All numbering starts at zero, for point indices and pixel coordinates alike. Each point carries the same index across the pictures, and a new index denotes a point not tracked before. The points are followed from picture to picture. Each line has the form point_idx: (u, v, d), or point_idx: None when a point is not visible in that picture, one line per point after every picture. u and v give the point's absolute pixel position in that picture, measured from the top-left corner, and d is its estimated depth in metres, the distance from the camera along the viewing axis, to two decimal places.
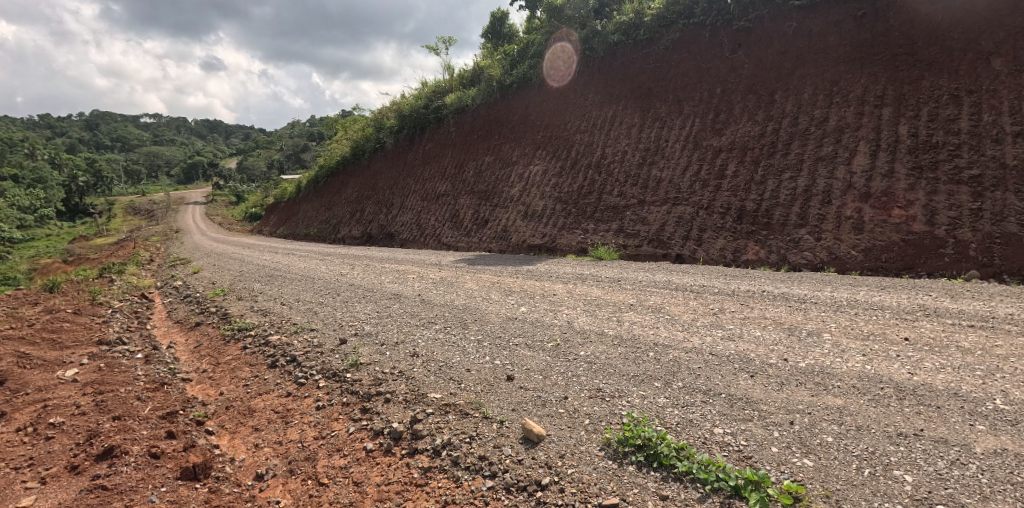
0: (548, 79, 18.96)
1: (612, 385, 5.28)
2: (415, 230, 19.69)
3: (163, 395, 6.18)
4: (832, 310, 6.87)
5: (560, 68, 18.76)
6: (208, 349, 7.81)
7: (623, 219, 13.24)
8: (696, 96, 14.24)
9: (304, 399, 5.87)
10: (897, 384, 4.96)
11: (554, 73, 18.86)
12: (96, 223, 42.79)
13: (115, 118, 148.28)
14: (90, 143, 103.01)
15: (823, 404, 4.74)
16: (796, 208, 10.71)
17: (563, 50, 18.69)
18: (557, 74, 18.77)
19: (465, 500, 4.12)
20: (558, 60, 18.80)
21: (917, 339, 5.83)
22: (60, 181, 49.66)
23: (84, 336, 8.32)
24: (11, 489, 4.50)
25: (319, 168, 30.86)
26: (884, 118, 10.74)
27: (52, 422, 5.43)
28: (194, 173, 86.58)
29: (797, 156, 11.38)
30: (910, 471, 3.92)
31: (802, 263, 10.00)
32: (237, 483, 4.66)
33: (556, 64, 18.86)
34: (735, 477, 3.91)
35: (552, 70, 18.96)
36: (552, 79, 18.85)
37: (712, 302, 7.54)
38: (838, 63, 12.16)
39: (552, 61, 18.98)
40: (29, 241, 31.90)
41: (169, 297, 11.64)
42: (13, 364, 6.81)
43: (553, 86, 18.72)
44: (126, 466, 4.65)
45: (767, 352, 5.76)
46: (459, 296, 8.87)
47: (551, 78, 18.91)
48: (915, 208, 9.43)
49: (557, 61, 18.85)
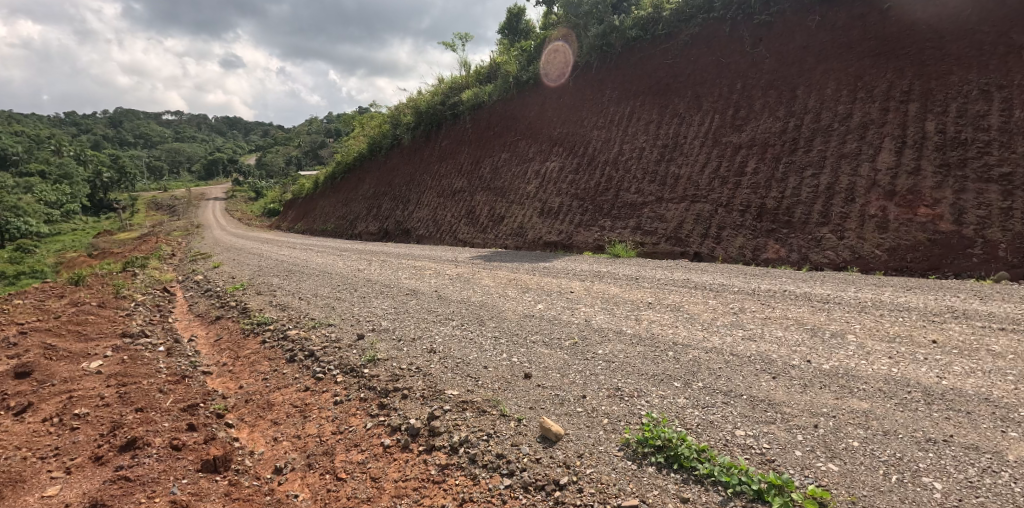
0: (546, 79, 19.53)
1: (631, 385, 5.22)
2: (431, 227, 19.74)
3: (184, 387, 6.26)
4: (857, 310, 6.72)
5: (559, 67, 19.19)
6: (227, 343, 7.91)
7: (641, 216, 13.11)
8: (715, 92, 14.03)
9: (322, 394, 5.90)
10: (925, 388, 4.81)
11: (552, 72, 19.40)
12: (119, 218, 43.78)
13: (139, 115, 151.73)
14: (114, 140, 105.28)
15: (848, 407, 4.63)
16: (818, 206, 10.48)
17: (563, 51, 19.08)
18: (555, 73, 19.29)
19: (482, 499, 4.08)
20: (556, 59, 19.20)
21: (946, 342, 5.66)
22: (85, 176, 50.91)
23: (109, 328, 8.49)
24: (37, 478, 4.59)
25: (337, 164, 31.15)
26: (910, 114, 10.45)
27: (77, 412, 5.53)
28: (214, 169, 87.94)
29: (820, 153, 11.13)
30: (939, 478, 3.81)
31: (823, 263, 9.79)
32: (257, 476, 4.71)
33: (555, 63, 19.32)
34: (758, 480, 3.83)
35: (550, 69, 19.49)
36: (550, 78, 19.38)
37: (733, 301, 7.41)
38: (862, 58, 11.87)
39: (551, 60, 19.49)
40: (56, 236, 32.90)
41: (190, 291, 11.84)
42: (40, 355, 6.98)
43: (552, 85, 19.23)
44: (148, 458, 4.70)
45: (790, 353, 5.65)
46: (476, 292, 8.85)
47: (549, 77, 19.47)
48: (942, 207, 9.18)
49: (555, 60, 19.31)
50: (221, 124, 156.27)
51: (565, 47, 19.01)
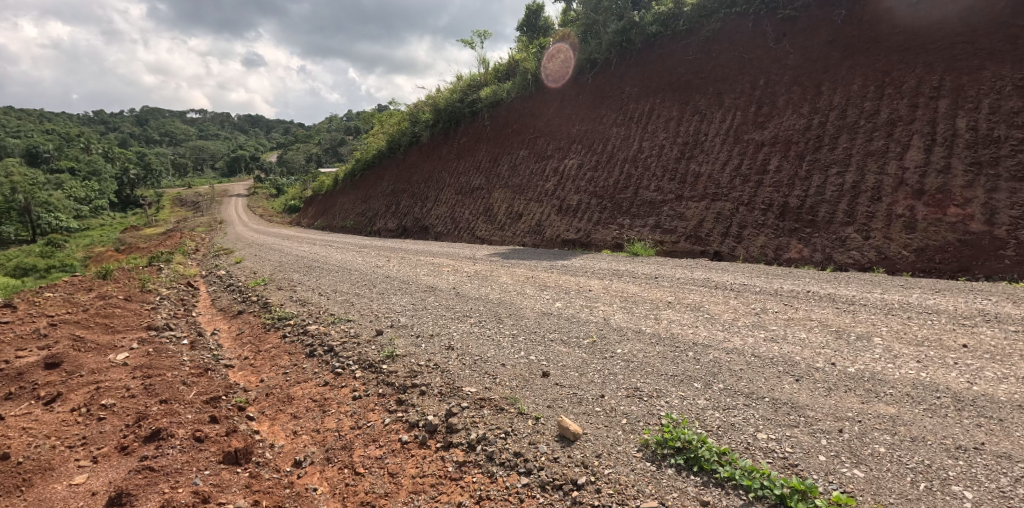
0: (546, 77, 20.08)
1: (651, 385, 5.16)
2: (449, 224, 19.82)
3: (207, 380, 6.36)
4: (883, 313, 6.55)
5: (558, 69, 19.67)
6: (249, 337, 8.05)
7: (660, 215, 12.97)
8: (737, 88, 13.78)
9: (341, 389, 5.95)
10: (955, 394, 4.66)
11: (552, 73, 19.88)
12: (145, 214, 44.92)
13: (165, 114, 155.23)
14: (140, 137, 107.80)
15: (875, 412, 4.51)
16: (843, 205, 10.24)
17: (563, 50, 19.64)
18: (555, 74, 19.73)
19: (500, 497, 4.07)
20: (558, 59, 19.63)
21: (977, 346, 5.48)
22: (113, 173, 52.20)
23: (135, 321, 8.68)
24: (66, 467, 4.71)
25: (357, 161, 31.43)
26: (940, 111, 10.16)
27: (104, 403, 5.66)
28: (236, 166, 89.39)
29: (845, 150, 10.87)
30: (970, 486, 3.69)
31: (848, 263, 9.58)
32: (277, 469, 4.77)
33: (556, 63, 19.77)
34: (780, 485, 3.76)
35: (552, 69, 19.97)
36: (550, 77, 19.90)
37: (754, 301, 7.29)
38: (889, 53, 11.53)
39: (552, 62, 19.99)
40: (85, 231, 33.85)
41: (213, 286, 12.03)
42: (69, 347, 7.16)
43: (551, 85, 19.82)
44: (172, 449, 4.78)
45: (814, 355, 5.52)
46: (494, 290, 8.86)
47: (548, 76, 20.00)
48: (973, 206, 8.92)
49: (555, 61, 19.82)
50: (243, 122, 158.75)
51: (569, 49, 19.35)
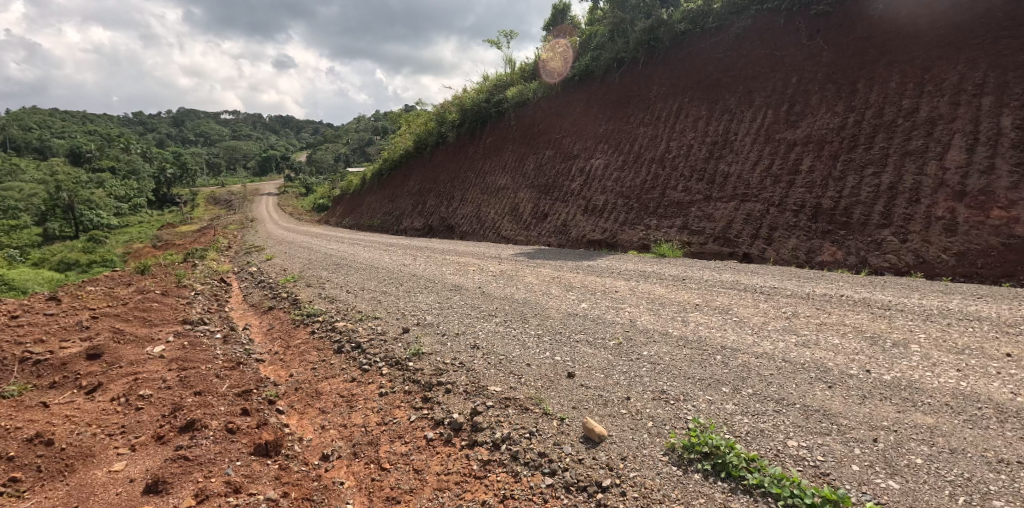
0: (546, 75, 21.23)
1: (677, 388, 5.09)
2: (475, 223, 19.95)
3: (239, 374, 6.54)
4: (922, 319, 6.32)
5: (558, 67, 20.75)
6: (279, 332, 8.23)
7: (688, 215, 12.80)
8: (769, 86, 13.48)
9: (368, 385, 6.04)
10: (998, 405, 4.47)
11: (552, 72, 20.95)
12: (181, 212, 46.35)
13: (199, 114, 159.96)
14: (177, 138, 111.17)
15: (911, 421, 4.36)
16: (879, 206, 9.92)
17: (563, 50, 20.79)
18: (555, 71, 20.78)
19: (524, 496, 4.07)
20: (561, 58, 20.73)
21: (1023, 356, 5.24)
22: (151, 173, 53.90)
23: (171, 315, 8.97)
24: (106, 453, 4.90)
25: (384, 161, 31.83)
26: (984, 109, 9.77)
27: (141, 393, 5.85)
28: (268, 166, 91.57)
29: (882, 150, 10.52)
30: (1013, 502, 3.54)
31: (884, 267, 9.31)
32: (305, 462, 4.88)
33: (557, 61, 20.88)
34: (811, 494, 3.67)
35: (552, 68, 21.12)
36: (550, 74, 21.03)
37: (786, 305, 7.12)
38: (930, 48, 11.10)
39: (552, 62, 21.18)
40: (124, 227, 35.03)
41: (245, 282, 12.35)
42: (110, 338, 7.44)
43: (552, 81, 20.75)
44: (206, 440, 4.92)
45: (848, 362, 5.37)
46: (520, 289, 8.87)
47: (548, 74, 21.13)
48: (1019, 208, 8.55)
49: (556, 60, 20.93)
50: (274, 122, 162.47)
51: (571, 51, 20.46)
